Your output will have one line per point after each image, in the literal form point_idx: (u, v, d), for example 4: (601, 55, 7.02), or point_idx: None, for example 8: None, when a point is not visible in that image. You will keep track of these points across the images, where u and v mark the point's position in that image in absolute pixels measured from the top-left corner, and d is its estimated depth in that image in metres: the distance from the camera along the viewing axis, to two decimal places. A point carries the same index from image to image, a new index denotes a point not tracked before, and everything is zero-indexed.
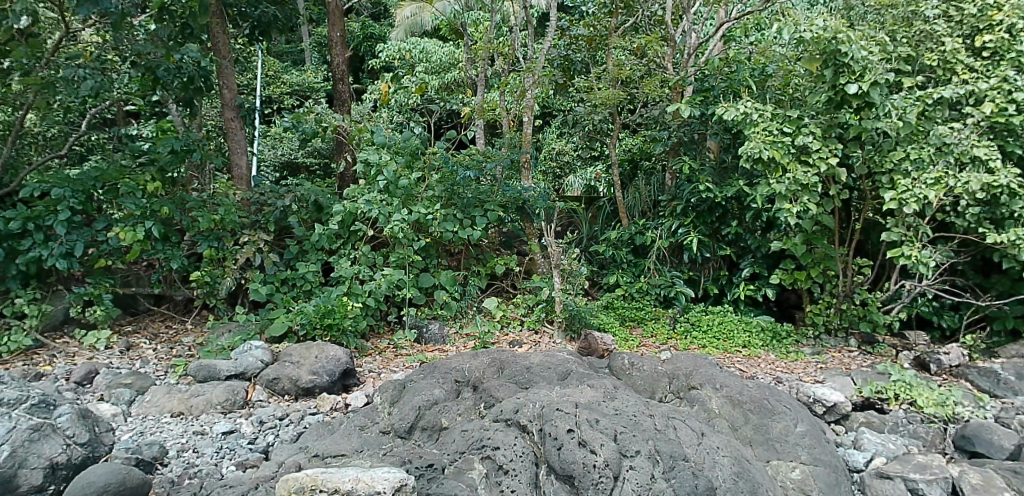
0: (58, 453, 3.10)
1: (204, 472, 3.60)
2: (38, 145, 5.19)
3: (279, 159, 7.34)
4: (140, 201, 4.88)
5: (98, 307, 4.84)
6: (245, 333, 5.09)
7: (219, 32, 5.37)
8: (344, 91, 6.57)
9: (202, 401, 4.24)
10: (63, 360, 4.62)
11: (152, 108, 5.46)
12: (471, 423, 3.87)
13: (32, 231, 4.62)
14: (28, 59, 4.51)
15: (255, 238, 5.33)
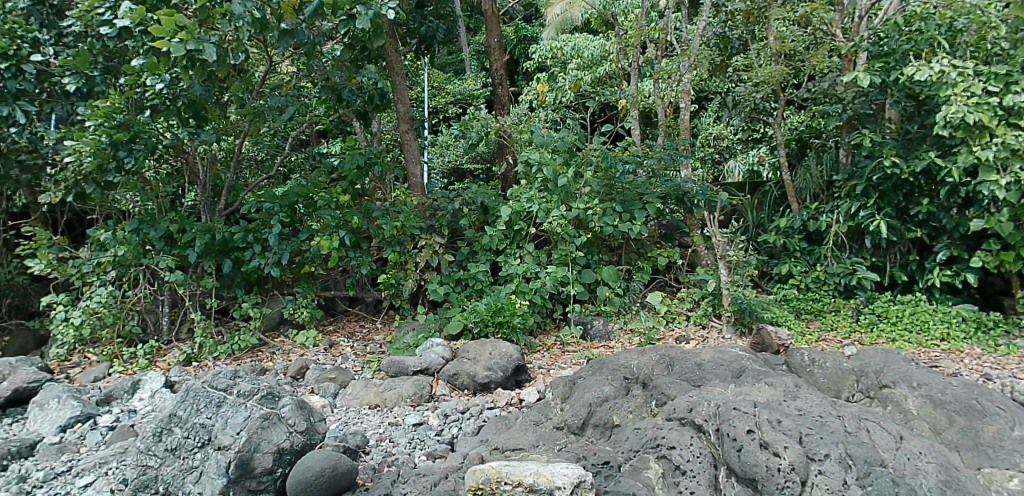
0: (283, 439, 3.45)
1: (400, 460, 3.92)
2: (253, 167, 5.91)
3: (446, 166, 7.74)
4: (335, 212, 5.35)
5: (304, 310, 5.40)
6: (427, 331, 5.46)
7: (392, 51, 5.77)
8: (503, 95, 6.79)
9: (394, 394, 4.62)
10: (281, 356, 5.26)
11: (338, 127, 5.99)
12: (643, 421, 3.83)
13: (252, 243, 5.28)
14: (245, 93, 5.13)
15: (431, 242, 5.68)
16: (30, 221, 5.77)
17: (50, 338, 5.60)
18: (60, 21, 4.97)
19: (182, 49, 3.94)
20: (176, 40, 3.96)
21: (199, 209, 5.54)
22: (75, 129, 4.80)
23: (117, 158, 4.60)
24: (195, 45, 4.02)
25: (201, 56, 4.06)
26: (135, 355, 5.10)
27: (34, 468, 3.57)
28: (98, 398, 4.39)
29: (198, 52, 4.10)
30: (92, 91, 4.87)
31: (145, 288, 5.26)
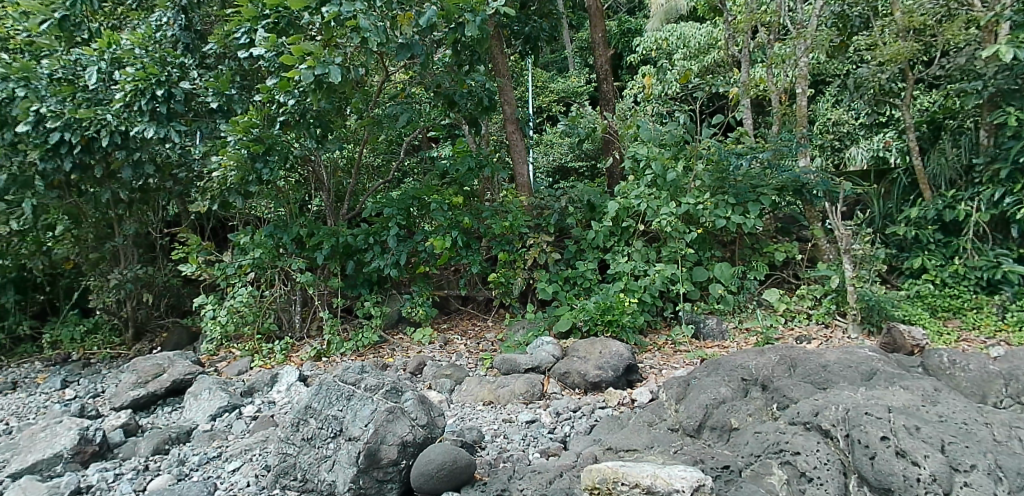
0: (407, 432, 3.59)
1: (515, 457, 3.97)
2: (371, 172, 6.20)
3: (552, 164, 7.76)
4: (447, 213, 5.53)
5: (421, 308, 5.63)
6: (537, 329, 5.51)
7: (498, 53, 5.89)
8: (608, 91, 6.73)
9: (507, 391, 4.71)
10: (400, 353, 5.51)
11: (447, 131, 6.17)
12: (764, 424, 3.67)
13: (372, 245, 5.57)
14: (363, 103, 5.40)
15: (538, 240, 5.71)
16: (181, 228, 6.31)
17: (200, 335, 6.21)
18: (203, 46, 5.45)
19: (310, 75, 4.23)
20: (305, 67, 4.25)
21: (324, 214, 5.90)
22: (219, 145, 5.27)
23: (258, 170, 5.03)
24: (322, 69, 4.29)
25: (327, 79, 4.33)
26: (272, 351, 5.52)
27: (192, 452, 3.96)
28: (241, 390, 4.79)
29: (325, 74, 4.38)
30: (232, 110, 5.31)
31: (280, 288, 5.64)
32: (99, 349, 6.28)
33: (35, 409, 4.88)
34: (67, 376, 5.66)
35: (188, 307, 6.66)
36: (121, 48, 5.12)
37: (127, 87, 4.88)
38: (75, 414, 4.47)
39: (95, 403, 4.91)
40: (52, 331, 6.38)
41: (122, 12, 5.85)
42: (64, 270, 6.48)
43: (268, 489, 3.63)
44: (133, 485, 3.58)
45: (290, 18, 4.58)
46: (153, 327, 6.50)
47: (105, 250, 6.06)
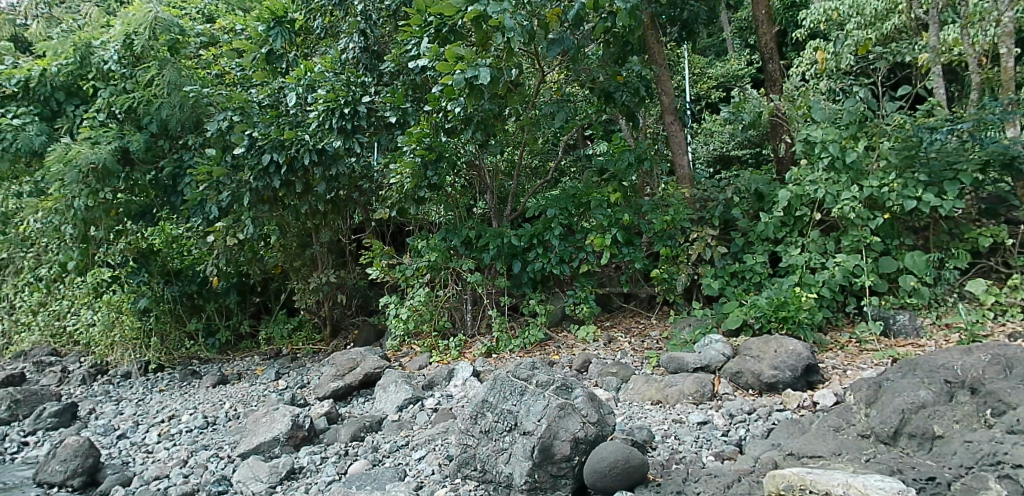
0: (579, 429, 3.64)
1: (688, 459, 3.87)
2: (531, 173, 6.37)
3: (712, 153, 7.47)
4: (607, 211, 5.53)
5: (584, 305, 5.71)
6: (704, 326, 5.33)
7: (652, 41, 5.72)
8: (774, 70, 6.37)
9: (676, 391, 4.61)
10: (565, 351, 5.60)
11: (604, 127, 6.17)
12: (976, 433, 3.25)
13: (535, 245, 5.76)
14: (522, 105, 5.50)
15: (703, 234, 5.49)
16: (366, 235, 6.89)
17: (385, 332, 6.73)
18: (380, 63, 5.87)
19: (461, 79, 4.45)
20: (457, 72, 4.49)
21: (489, 216, 6.16)
22: (396, 154, 5.66)
23: (429, 176, 5.39)
24: (472, 72, 4.51)
25: (478, 81, 4.52)
26: (448, 347, 5.88)
27: (383, 440, 4.33)
28: (423, 383, 5.14)
29: (475, 77, 4.59)
30: (407, 121, 5.72)
31: (452, 288, 6.00)
32: (304, 345, 7.14)
33: (257, 397, 5.62)
34: (279, 368, 6.45)
35: (374, 306, 7.23)
36: (314, 73, 5.73)
37: (320, 108, 5.48)
38: (288, 402, 5.10)
39: (302, 393, 5.55)
40: (268, 328, 7.45)
41: (313, 41, 6.46)
42: (274, 277, 7.35)
43: (451, 478, 3.87)
44: (337, 468, 3.99)
45: (449, 26, 4.84)
46: (346, 325, 7.21)
47: (305, 257, 6.77)
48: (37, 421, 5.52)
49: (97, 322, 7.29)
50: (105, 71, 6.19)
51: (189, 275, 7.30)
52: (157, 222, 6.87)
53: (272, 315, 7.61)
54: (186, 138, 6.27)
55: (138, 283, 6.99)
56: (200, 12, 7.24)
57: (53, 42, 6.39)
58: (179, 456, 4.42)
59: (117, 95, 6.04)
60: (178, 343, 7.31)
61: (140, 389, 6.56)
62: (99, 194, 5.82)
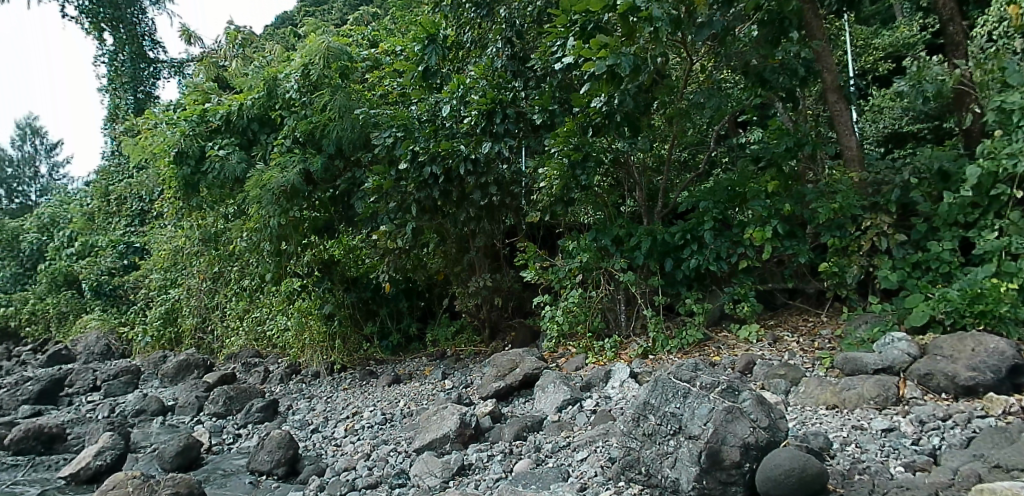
0: (749, 434, 3.46)
1: (873, 469, 3.54)
2: (681, 167, 6.22)
3: (884, 131, 6.84)
4: (765, 202, 5.27)
5: (744, 303, 5.50)
6: (884, 323, 4.89)
7: (811, 16, 5.33)
8: (956, 32, 5.73)
9: (854, 395, 4.27)
10: (727, 351, 5.42)
11: (758, 112, 5.86)
12: None
13: (689, 241, 5.68)
14: (670, 97, 5.36)
15: (877, 221, 5.03)
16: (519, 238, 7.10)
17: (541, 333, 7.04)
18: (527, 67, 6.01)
19: (601, 66, 4.41)
20: (598, 60, 4.45)
21: (639, 213, 6.15)
22: (545, 157, 5.77)
23: (578, 177, 5.49)
24: (614, 60, 4.43)
25: (619, 69, 4.45)
26: (603, 348, 5.94)
27: (546, 440, 4.45)
28: (581, 384, 5.20)
29: (618, 65, 4.49)
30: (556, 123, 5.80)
31: (604, 288, 6.04)
32: (466, 346, 7.62)
33: (428, 396, 6.00)
34: (445, 368, 6.81)
35: (530, 307, 7.56)
36: (468, 85, 6.03)
37: (474, 113, 5.79)
38: (454, 401, 5.43)
39: (468, 392, 5.87)
40: (434, 331, 7.98)
41: (463, 54, 6.77)
42: (437, 282, 7.84)
43: (615, 479, 3.85)
44: (503, 466, 4.15)
45: (595, 22, 4.79)
46: (503, 327, 7.55)
47: (464, 262, 7.17)
48: (247, 415, 6.32)
49: (289, 327, 8.22)
50: (289, 100, 6.90)
51: (363, 282, 7.97)
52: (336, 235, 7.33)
53: (437, 318, 8.14)
54: (357, 155, 6.73)
55: (322, 291, 7.73)
56: (365, 38, 7.88)
57: (248, 79, 7.27)
58: (363, 450, 4.85)
59: (301, 121, 6.67)
60: (357, 345, 8.02)
61: (327, 387, 7.29)
62: (289, 213, 6.49)
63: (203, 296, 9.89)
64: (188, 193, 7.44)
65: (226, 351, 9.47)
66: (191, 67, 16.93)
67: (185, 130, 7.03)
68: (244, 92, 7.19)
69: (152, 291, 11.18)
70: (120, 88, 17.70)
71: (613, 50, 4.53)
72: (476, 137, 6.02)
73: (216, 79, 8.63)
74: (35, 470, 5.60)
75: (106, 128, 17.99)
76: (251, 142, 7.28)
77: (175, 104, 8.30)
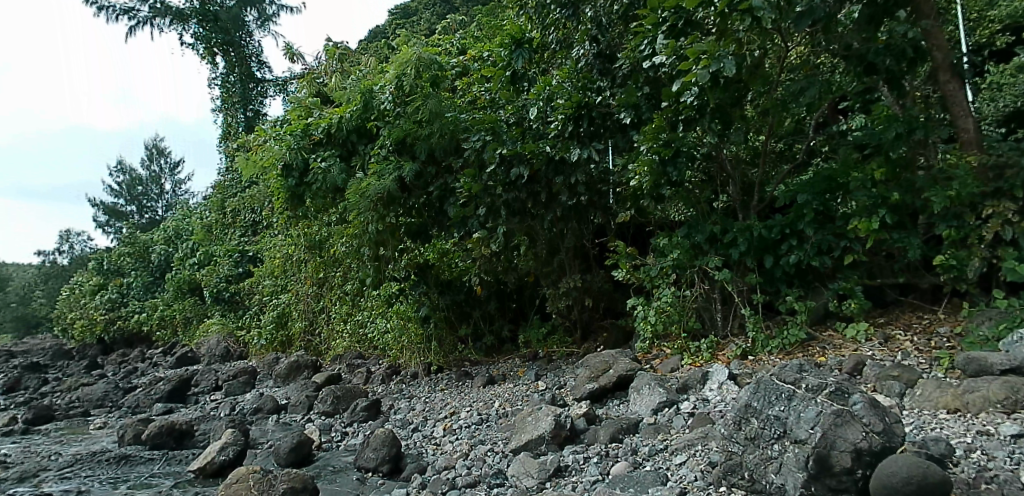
0: (860, 439, 3.27)
1: (1002, 478, 3.24)
2: (778, 159, 5.98)
3: (1007, 110, 6.27)
4: (871, 191, 4.99)
5: (851, 300, 5.22)
6: (1012, 320, 4.49)
7: None
8: None
9: (979, 398, 3.94)
10: (833, 352, 5.19)
11: (861, 97, 5.54)
12: None
13: (789, 236, 5.48)
14: (765, 85, 5.15)
15: (1001, 208, 4.59)
16: (609, 238, 7.16)
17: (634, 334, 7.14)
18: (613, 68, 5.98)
19: (705, 73, 4.26)
20: (701, 68, 4.31)
21: (734, 209, 5.99)
22: (634, 155, 5.75)
23: (669, 173, 5.51)
24: (716, 65, 4.28)
25: (724, 73, 4.29)
26: (699, 349, 5.88)
27: (642, 443, 4.43)
28: (677, 386, 5.11)
29: (721, 68, 4.35)
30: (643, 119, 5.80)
31: (699, 287, 6.02)
32: (559, 347, 7.61)
33: (522, 397, 6.09)
34: (538, 369, 6.88)
35: (620, 308, 7.65)
36: (553, 86, 6.19)
37: (560, 117, 6.00)
38: (549, 402, 5.58)
39: (562, 393, 5.92)
40: (526, 332, 8.10)
41: (549, 54, 6.81)
42: (528, 283, 8.00)
43: (716, 484, 3.73)
44: (600, 468, 4.20)
45: (686, 18, 4.72)
46: (595, 328, 7.66)
47: (554, 264, 7.30)
48: (352, 414, 6.66)
49: (390, 329, 8.58)
50: (383, 110, 7.15)
51: (456, 285, 8.21)
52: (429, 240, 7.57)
53: (529, 320, 8.28)
54: (448, 160, 6.91)
55: (419, 294, 8.04)
56: (454, 46, 8.11)
57: (346, 91, 7.58)
58: (462, 449, 5.10)
59: (394, 130, 6.86)
60: (452, 347, 8.30)
61: (426, 388, 7.56)
62: (386, 219, 6.84)
63: (309, 300, 10.47)
64: (295, 204, 7.88)
65: (331, 353, 9.98)
66: (293, 83, 17.94)
67: (290, 144, 7.46)
68: (341, 104, 7.45)
69: (265, 297, 11.97)
70: (232, 107, 19.02)
71: (713, 55, 4.41)
72: (563, 139, 6.17)
73: (318, 95, 9.04)
74: (167, 463, 6.14)
75: (220, 144, 19.39)
76: (350, 153, 7.60)
77: (282, 119, 8.85)
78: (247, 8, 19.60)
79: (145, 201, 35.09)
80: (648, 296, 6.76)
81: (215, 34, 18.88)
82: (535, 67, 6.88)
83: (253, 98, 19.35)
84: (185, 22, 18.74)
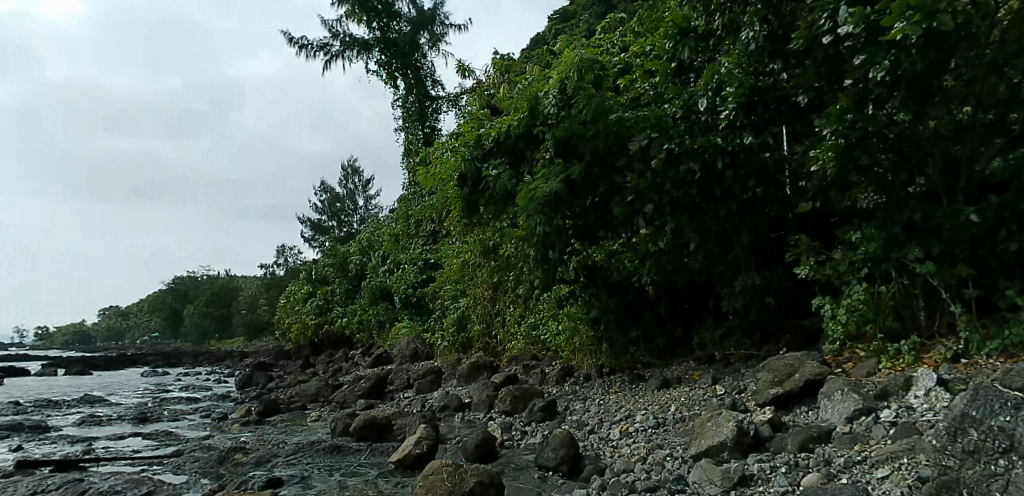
0: None
1: None
2: None
3: None
4: None
5: None
6: None
7: None
8: None
9: None
10: None
11: None
12: None
13: (1007, 221, 4.80)
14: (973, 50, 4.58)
15: None
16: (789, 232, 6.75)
17: (821, 336, 6.65)
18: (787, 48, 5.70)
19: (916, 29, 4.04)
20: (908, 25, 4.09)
21: (936, 193, 5.32)
22: (816, 140, 5.55)
23: (858, 157, 5.17)
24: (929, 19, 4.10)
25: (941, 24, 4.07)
26: (900, 351, 5.32)
27: (836, 453, 4.16)
28: (875, 393, 4.68)
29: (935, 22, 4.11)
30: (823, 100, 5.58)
31: (898, 283, 5.47)
32: (735, 350, 7.28)
33: (699, 401, 5.93)
34: (715, 373, 6.60)
35: (803, 308, 7.12)
36: (721, 74, 6.05)
37: (731, 104, 5.87)
38: (729, 407, 5.45)
39: (742, 398, 5.69)
40: (700, 334, 7.80)
41: (716, 42, 6.62)
42: (700, 283, 7.72)
43: None
44: (789, 478, 4.04)
45: None
46: (776, 329, 7.17)
47: (729, 260, 6.99)
48: (530, 414, 6.93)
49: (562, 330, 8.79)
50: (547, 114, 7.31)
51: (625, 286, 8.16)
52: (596, 241, 7.63)
53: (702, 321, 8.00)
54: (614, 159, 6.94)
55: (589, 296, 8.13)
56: (616, 44, 8.18)
57: (513, 100, 7.88)
58: (640, 453, 5.20)
59: (559, 134, 6.98)
60: (623, 350, 8.29)
61: (600, 390, 7.68)
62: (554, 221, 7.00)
63: (486, 303, 11.05)
64: (470, 212, 8.39)
65: (508, 354, 10.45)
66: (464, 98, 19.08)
67: (465, 155, 7.94)
68: (511, 114, 7.75)
69: (448, 301, 12.84)
70: (411, 125, 20.69)
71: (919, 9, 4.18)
72: (735, 128, 6.06)
73: (489, 106, 9.51)
74: (372, 454, 6.86)
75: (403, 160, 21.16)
76: (519, 159, 7.86)
77: (457, 132, 9.45)
78: (422, 32, 21.11)
79: (344, 216, 39.22)
80: (836, 293, 6.27)
81: (395, 59, 20.61)
82: (701, 56, 6.67)
83: (430, 115, 20.88)
84: (370, 52, 20.68)
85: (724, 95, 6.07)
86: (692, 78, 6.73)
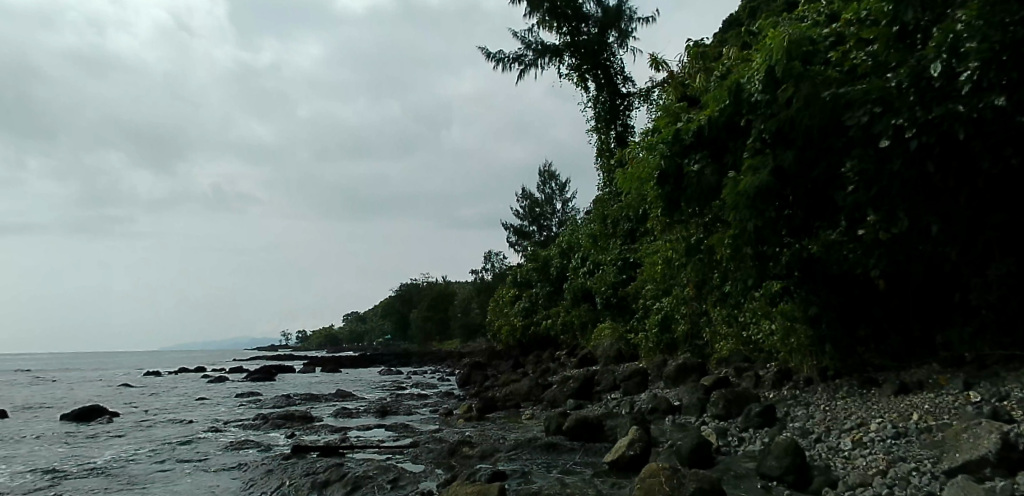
0: None
1: None
2: None
3: None
4: None
5: None
6: None
7: None
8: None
9: None
10: None
11: None
12: None
13: None
14: None
15: None
16: None
17: None
18: None
19: None
20: None
21: None
22: None
23: None
24: None
25: None
26: None
27: None
28: None
29: None
30: None
31: None
32: (993, 350, 6.34)
33: (949, 409, 5.25)
34: (967, 377, 5.79)
35: None
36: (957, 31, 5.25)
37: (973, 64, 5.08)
38: (989, 417, 4.79)
39: (1006, 406, 4.94)
40: (944, 332, 6.91)
41: None
42: (944, 274, 6.80)
43: None
44: None
45: None
46: None
47: (976, 247, 6.13)
48: (747, 419, 6.67)
49: (777, 330, 8.30)
50: (749, 101, 6.95)
51: (849, 281, 7.50)
52: (813, 233, 7.10)
53: (947, 318, 7.04)
54: (830, 142, 6.42)
55: (805, 293, 7.60)
56: (823, 14, 7.48)
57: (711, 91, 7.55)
58: (878, 466, 4.78)
59: (768, 120, 6.60)
60: (850, 351, 7.63)
61: (825, 396, 7.15)
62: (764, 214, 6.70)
63: (691, 303, 10.78)
64: (671, 210, 8.28)
65: (717, 356, 10.13)
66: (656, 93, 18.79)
67: (664, 152, 7.84)
68: (710, 106, 7.42)
69: (651, 301, 12.73)
70: (604, 126, 20.90)
71: None
72: (981, 92, 5.23)
73: (685, 98, 9.28)
74: (587, 453, 7.12)
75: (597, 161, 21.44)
76: (721, 150, 7.58)
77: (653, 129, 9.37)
78: (610, 31, 21.09)
79: (542, 220, 40.76)
80: None
81: (585, 62, 20.86)
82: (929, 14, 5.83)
83: (623, 113, 20.91)
84: (561, 57, 21.24)
85: (965, 54, 5.21)
86: (920, 40, 5.89)
